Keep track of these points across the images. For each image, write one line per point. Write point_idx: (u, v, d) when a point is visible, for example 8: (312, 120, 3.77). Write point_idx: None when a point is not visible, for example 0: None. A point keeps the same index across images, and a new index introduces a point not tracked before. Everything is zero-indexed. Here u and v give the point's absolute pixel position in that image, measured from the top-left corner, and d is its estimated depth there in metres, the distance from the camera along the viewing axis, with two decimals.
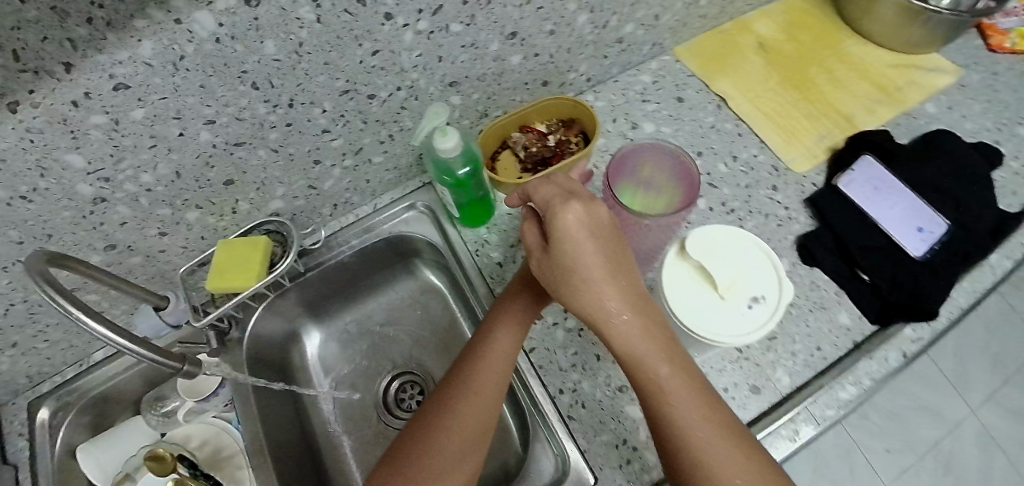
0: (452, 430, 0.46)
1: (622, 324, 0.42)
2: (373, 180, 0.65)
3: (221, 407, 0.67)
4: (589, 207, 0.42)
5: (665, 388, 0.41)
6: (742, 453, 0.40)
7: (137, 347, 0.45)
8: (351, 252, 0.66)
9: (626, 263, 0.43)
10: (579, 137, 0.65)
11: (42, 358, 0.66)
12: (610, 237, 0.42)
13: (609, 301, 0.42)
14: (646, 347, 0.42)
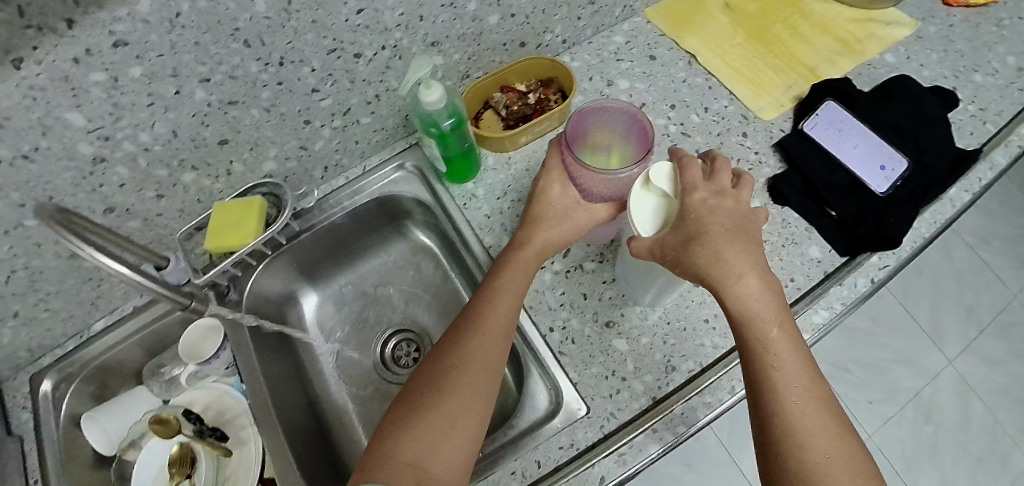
0: (463, 385, 0.47)
1: (743, 291, 0.44)
2: (361, 141, 0.67)
3: (223, 372, 0.67)
4: (718, 200, 0.49)
5: (779, 356, 0.42)
6: (840, 433, 0.40)
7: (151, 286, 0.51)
8: (344, 213, 0.67)
9: (748, 245, 0.47)
10: (557, 95, 0.68)
11: (43, 328, 0.66)
12: (732, 228, 0.48)
13: (724, 265, 0.45)
14: (764, 313, 0.44)
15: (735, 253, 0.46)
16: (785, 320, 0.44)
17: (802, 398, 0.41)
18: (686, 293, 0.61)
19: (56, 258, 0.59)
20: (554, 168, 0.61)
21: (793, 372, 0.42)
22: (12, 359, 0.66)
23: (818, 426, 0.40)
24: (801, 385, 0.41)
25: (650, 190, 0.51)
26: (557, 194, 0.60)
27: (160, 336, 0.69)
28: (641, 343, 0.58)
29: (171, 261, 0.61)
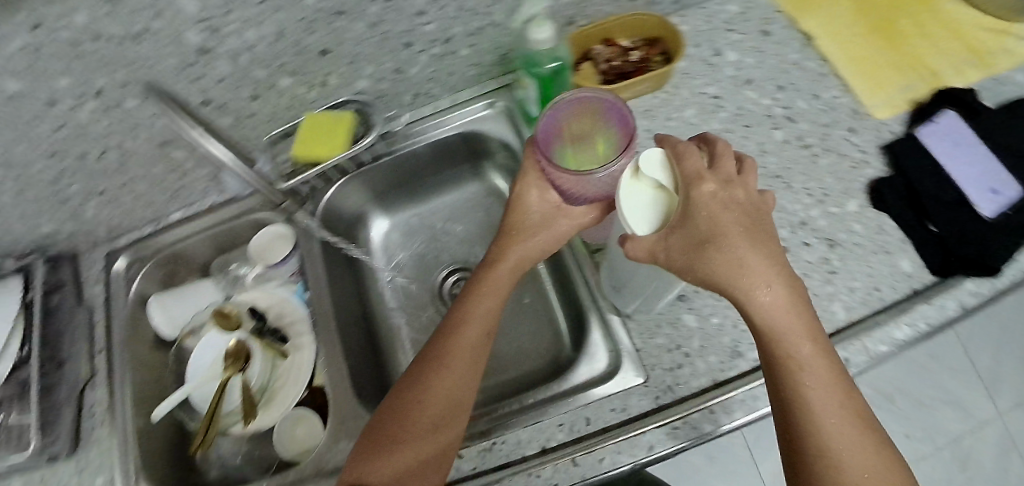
0: (431, 406, 0.46)
1: (768, 307, 0.38)
2: (455, 73, 0.63)
3: (286, 278, 0.70)
4: (727, 189, 0.41)
5: (813, 385, 0.37)
6: (879, 453, 0.36)
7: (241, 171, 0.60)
8: (424, 143, 0.67)
9: (769, 243, 0.39)
10: (661, 57, 0.64)
11: (125, 209, 0.68)
12: (752, 223, 0.40)
13: (749, 278, 0.38)
14: (791, 327, 0.38)
15: (758, 259, 0.38)
16: (813, 330, 0.38)
17: (840, 431, 0.36)
18: None
19: (147, 144, 0.60)
20: (530, 174, 0.54)
21: (830, 402, 0.36)
22: (91, 234, 0.70)
23: (855, 457, 0.35)
24: (835, 406, 0.36)
25: (642, 180, 0.41)
26: (535, 203, 0.55)
27: (229, 236, 0.71)
28: (711, 322, 0.56)
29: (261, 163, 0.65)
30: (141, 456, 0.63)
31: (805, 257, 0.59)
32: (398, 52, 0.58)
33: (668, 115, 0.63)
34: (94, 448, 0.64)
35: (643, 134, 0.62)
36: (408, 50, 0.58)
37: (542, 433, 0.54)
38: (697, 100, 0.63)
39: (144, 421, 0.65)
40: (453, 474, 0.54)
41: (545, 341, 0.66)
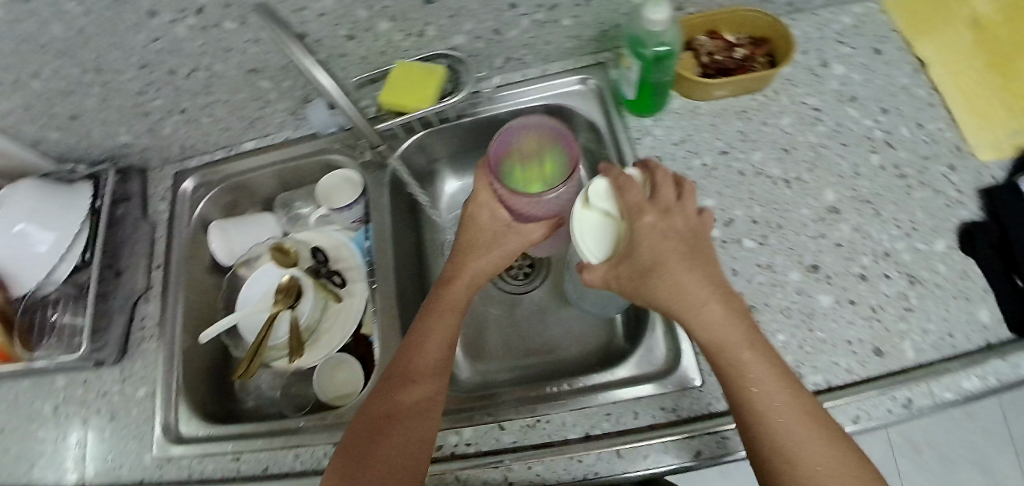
0: (404, 407, 0.48)
1: (705, 323, 0.42)
2: (553, 43, 0.62)
3: (347, 224, 0.70)
4: (666, 216, 0.46)
5: (752, 396, 0.40)
6: (834, 447, 0.38)
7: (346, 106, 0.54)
8: (508, 109, 0.65)
9: (705, 265, 0.45)
10: (766, 58, 0.62)
11: (201, 132, 0.69)
12: (689, 245, 0.45)
13: (689, 299, 0.43)
14: (731, 338, 0.42)
15: (693, 278, 0.43)
16: (746, 337, 0.42)
17: (795, 440, 0.38)
18: (834, 309, 0.55)
19: (236, 70, 0.59)
20: (481, 194, 0.59)
21: (773, 408, 0.39)
22: (165, 151, 0.71)
23: (813, 451, 0.37)
24: (783, 405, 0.39)
25: (590, 209, 0.50)
26: (485, 220, 0.59)
27: (296, 174, 0.72)
28: (777, 339, 0.54)
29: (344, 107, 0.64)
30: (185, 374, 0.65)
31: (882, 290, 0.56)
32: (500, 13, 0.56)
33: (764, 119, 0.60)
34: (141, 358, 0.66)
35: (736, 136, 0.60)
36: (511, 13, 0.56)
37: (586, 419, 0.54)
38: (795, 109, 0.61)
39: (190, 341, 0.67)
40: (493, 442, 0.54)
41: (599, 330, 0.64)
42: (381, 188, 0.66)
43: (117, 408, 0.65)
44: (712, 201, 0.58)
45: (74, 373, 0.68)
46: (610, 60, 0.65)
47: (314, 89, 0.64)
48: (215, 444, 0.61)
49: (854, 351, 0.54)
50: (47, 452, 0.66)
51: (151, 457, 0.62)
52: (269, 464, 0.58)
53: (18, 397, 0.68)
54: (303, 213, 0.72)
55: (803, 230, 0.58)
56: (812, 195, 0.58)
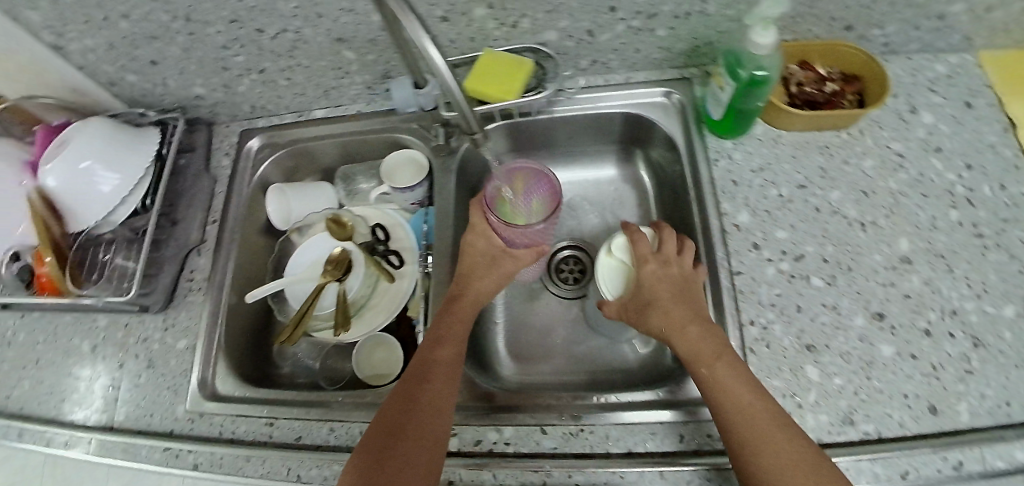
0: (427, 395, 0.50)
1: (688, 344, 0.49)
2: (641, 53, 0.61)
3: (406, 204, 0.71)
4: (663, 260, 0.55)
5: (729, 409, 0.45)
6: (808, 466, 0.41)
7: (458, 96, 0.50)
8: (587, 112, 0.65)
9: (694, 302, 0.52)
10: (855, 97, 0.60)
11: (274, 94, 0.69)
12: (680, 284, 0.54)
13: (678, 328, 0.50)
14: (710, 358, 0.48)
15: (678, 309, 0.51)
16: (722, 356, 0.48)
17: (767, 447, 0.42)
18: (895, 360, 0.53)
19: (323, 37, 0.59)
20: (478, 226, 0.60)
21: (746, 416, 0.44)
22: (236, 108, 0.72)
23: (784, 463, 0.41)
24: (759, 423, 0.43)
25: (611, 258, 0.58)
26: (483, 245, 0.60)
27: (360, 147, 0.72)
28: (833, 382, 0.53)
29: (430, 86, 0.62)
30: (227, 329, 0.66)
31: (944, 348, 0.53)
32: (599, 15, 0.55)
33: (845, 158, 0.60)
34: (186, 309, 0.66)
35: (816, 172, 0.59)
36: (610, 16, 0.55)
37: (631, 436, 0.53)
38: (878, 152, 0.60)
39: (234, 298, 0.67)
40: (532, 446, 0.53)
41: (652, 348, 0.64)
42: (447, 171, 0.66)
43: (155, 356, 0.65)
44: (785, 233, 0.57)
45: (117, 314, 0.68)
46: (697, 76, 0.64)
47: (394, 66, 0.63)
48: (247, 407, 0.61)
49: (909, 406, 0.51)
50: (80, 389, 0.66)
51: (183, 409, 0.62)
52: (302, 434, 0.58)
53: (58, 331, 0.69)
54: (360, 189, 0.73)
55: (869, 275, 0.56)
56: (885, 242, 0.57)
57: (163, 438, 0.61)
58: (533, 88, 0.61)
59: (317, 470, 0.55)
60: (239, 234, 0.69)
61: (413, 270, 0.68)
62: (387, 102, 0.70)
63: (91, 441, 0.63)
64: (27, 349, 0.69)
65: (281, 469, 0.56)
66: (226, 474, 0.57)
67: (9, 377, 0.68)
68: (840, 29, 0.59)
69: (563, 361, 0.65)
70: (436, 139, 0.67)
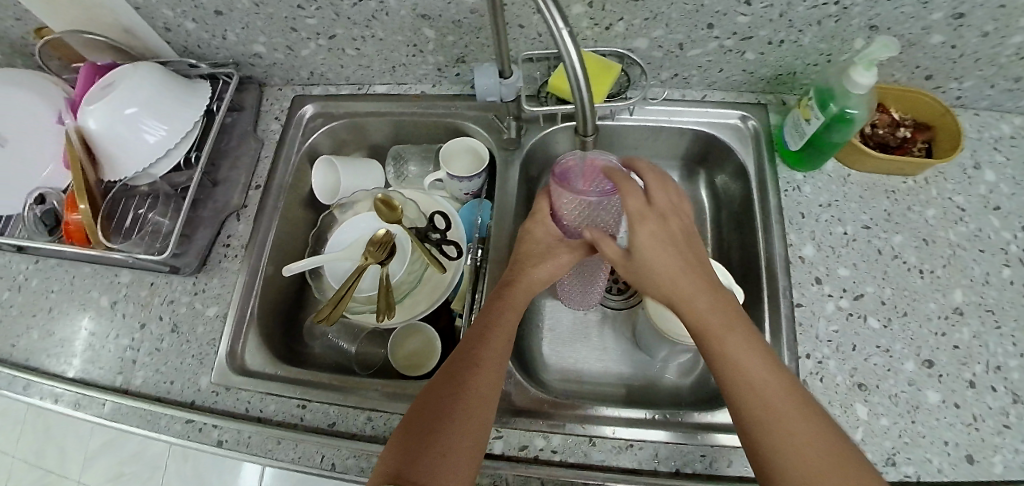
0: (471, 387, 0.47)
1: (697, 317, 0.45)
2: (724, 73, 0.62)
3: (459, 194, 0.68)
4: (661, 215, 0.48)
5: (743, 389, 0.42)
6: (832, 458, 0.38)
7: (586, 106, 0.41)
8: (660, 125, 0.65)
9: (699, 265, 0.47)
10: (923, 146, 0.60)
11: (337, 63, 0.67)
12: (678, 238, 0.48)
13: (687, 297, 0.46)
14: (722, 331, 0.44)
15: (682, 268, 0.47)
16: (733, 326, 0.44)
17: (783, 428, 0.40)
18: (941, 411, 0.52)
19: (408, 11, 0.56)
20: (539, 212, 0.57)
21: (758, 395, 0.41)
22: (294, 73, 0.70)
23: (802, 450, 0.39)
24: (778, 407, 0.40)
25: None
26: (535, 232, 0.56)
27: (416, 129, 0.71)
28: (879, 423, 0.51)
29: (514, 76, 0.58)
30: (261, 303, 0.63)
31: (985, 400, 0.52)
32: (695, 30, 0.55)
33: (910, 204, 0.60)
34: (220, 275, 0.64)
35: (881, 215, 0.60)
36: (705, 32, 0.55)
37: (681, 456, 0.52)
38: (940, 203, 0.60)
39: (271, 267, 0.65)
40: (580, 456, 0.53)
41: (697, 372, 0.64)
42: (508, 164, 0.65)
43: (181, 320, 0.62)
44: (848, 271, 0.58)
45: (142, 272, 0.65)
46: (772, 103, 0.64)
47: (471, 51, 0.62)
48: (277, 386, 0.58)
49: (946, 452, 0.50)
50: (94, 346, 0.63)
51: (208, 381, 0.59)
52: (337, 420, 0.56)
53: (76, 281, 0.66)
54: (410, 171, 0.72)
55: (924, 323, 0.55)
56: (941, 290, 0.57)
57: (183, 408, 0.58)
58: (613, 94, 0.60)
59: (354, 460, 0.53)
60: (284, 203, 0.67)
61: (461, 262, 0.65)
62: (455, 87, 0.69)
63: (104, 403, 0.59)
64: (39, 296, 0.66)
65: (315, 455, 0.54)
66: (251, 454, 0.55)
67: (18, 322, 0.65)
68: (921, 78, 0.59)
69: (602, 371, 0.66)
70: (507, 132, 0.65)
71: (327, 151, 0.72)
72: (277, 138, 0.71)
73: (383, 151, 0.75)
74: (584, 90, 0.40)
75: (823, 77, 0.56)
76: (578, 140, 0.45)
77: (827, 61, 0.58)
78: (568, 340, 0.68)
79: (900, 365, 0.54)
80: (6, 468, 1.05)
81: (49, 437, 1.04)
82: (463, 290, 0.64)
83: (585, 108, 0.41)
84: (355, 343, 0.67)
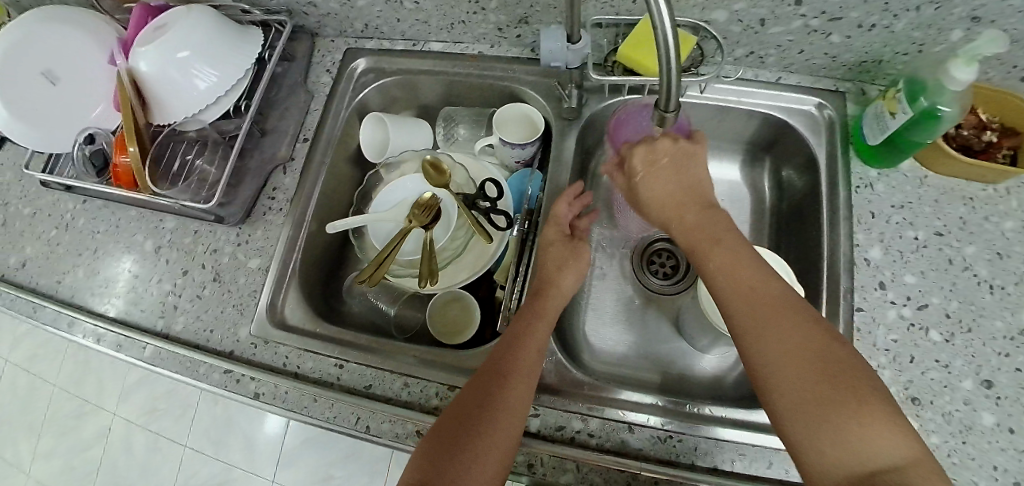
0: (502, 401, 0.46)
1: (686, 227, 0.47)
2: (803, 55, 0.59)
3: (509, 161, 0.68)
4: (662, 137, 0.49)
5: (735, 304, 0.41)
6: (814, 365, 0.37)
7: (671, 75, 0.38)
8: (729, 105, 0.63)
9: (697, 189, 0.48)
10: (1010, 153, 0.54)
11: (394, 16, 0.66)
12: (673, 164, 0.48)
13: (678, 218, 0.48)
14: (706, 240, 0.45)
15: (675, 189, 0.48)
16: (721, 238, 0.45)
17: (780, 340, 0.38)
18: (996, 435, 0.49)
19: None
20: (557, 217, 0.60)
21: (747, 300, 0.41)
22: (348, 23, 0.70)
23: (780, 353, 0.38)
24: (759, 310, 0.40)
25: None
26: (553, 239, 0.59)
27: (469, 90, 0.71)
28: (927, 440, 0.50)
29: (582, 42, 0.56)
30: (303, 258, 0.63)
31: None
32: (781, 5, 0.52)
33: (987, 214, 0.56)
34: (263, 228, 0.64)
35: (956, 222, 0.57)
36: (792, 8, 0.52)
37: (719, 452, 0.51)
38: (1023, 215, 0.56)
39: (316, 221, 0.66)
40: (617, 442, 0.52)
41: (739, 368, 0.63)
42: (564, 134, 0.64)
43: (223, 270, 0.63)
44: (913, 278, 0.55)
45: (186, 219, 0.65)
46: (851, 92, 0.61)
47: (537, 12, 0.60)
48: (315, 343, 0.58)
49: (994, 477, 0.48)
50: (137, 288, 0.63)
51: (247, 333, 0.59)
52: (373, 383, 0.56)
53: (122, 223, 0.67)
54: (457, 133, 0.73)
55: (986, 340, 0.53)
56: (1010, 309, 0.53)
57: (222, 358, 0.58)
58: (686, 68, 0.60)
59: (389, 425, 0.53)
60: (330, 159, 0.67)
61: (507, 233, 0.65)
62: (511, 50, 0.68)
63: (145, 347, 0.60)
64: (85, 237, 0.67)
65: (349, 416, 0.54)
66: (286, 408, 0.55)
67: (63, 260, 0.66)
68: (1017, 79, 0.53)
69: (640, 357, 0.65)
70: (568, 100, 0.63)
71: (376, 108, 0.73)
72: (327, 91, 0.71)
73: (431, 111, 0.76)
74: (672, 61, 0.37)
75: (915, 69, 0.52)
76: (657, 115, 0.42)
77: (918, 51, 0.54)
78: (606, 322, 0.67)
79: (956, 381, 0.51)
80: (43, 396, 1.09)
81: (87, 367, 1.08)
82: (507, 260, 0.65)
83: (672, 80, 0.38)
84: (394, 305, 0.67)
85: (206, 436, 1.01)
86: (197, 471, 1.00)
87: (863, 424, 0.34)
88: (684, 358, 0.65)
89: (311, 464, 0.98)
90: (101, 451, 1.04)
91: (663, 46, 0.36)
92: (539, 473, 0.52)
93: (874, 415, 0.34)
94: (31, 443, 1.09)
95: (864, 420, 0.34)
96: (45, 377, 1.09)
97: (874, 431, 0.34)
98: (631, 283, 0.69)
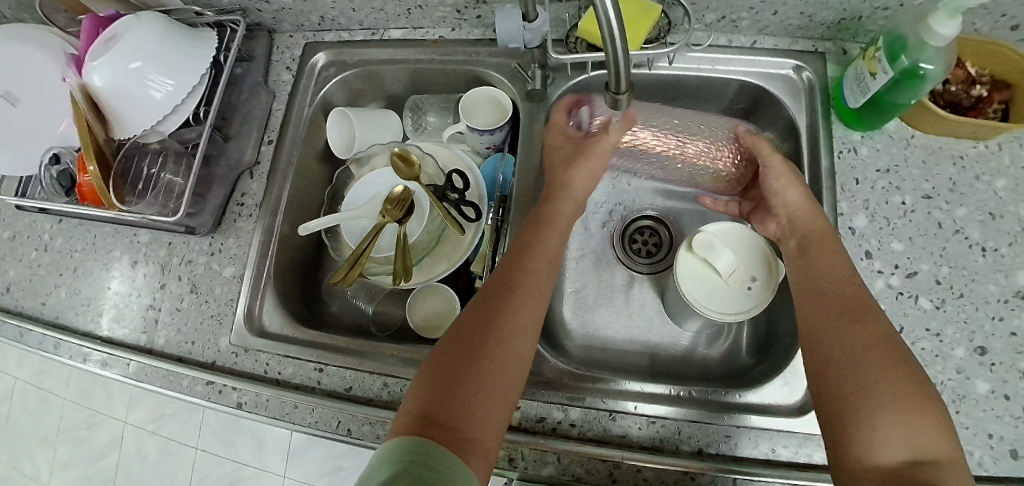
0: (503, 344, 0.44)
1: (809, 224, 0.50)
2: (778, 16, 0.55)
3: (480, 148, 0.67)
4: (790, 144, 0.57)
5: (826, 290, 0.45)
6: (899, 363, 0.39)
7: (617, 53, 0.35)
8: (702, 75, 0.60)
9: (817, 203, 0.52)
10: (1001, 106, 0.51)
11: (349, 6, 0.64)
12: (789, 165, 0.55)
13: (798, 219, 0.51)
14: (822, 236, 0.49)
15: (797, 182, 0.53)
16: (835, 248, 0.48)
17: (871, 337, 0.41)
18: (990, 403, 0.47)
19: None
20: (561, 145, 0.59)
21: (854, 294, 0.44)
22: (304, 18, 0.67)
23: (871, 344, 0.40)
24: (860, 305, 0.43)
25: (693, 254, 0.54)
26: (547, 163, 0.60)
27: (434, 78, 0.68)
28: None
29: (541, 19, 0.52)
30: (277, 263, 0.63)
31: None
32: None
33: (978, 172, 0.53)
34: (235, 235, 0.64)
35: (945, 183, 0.54)
36: None
37: (703, 435, 0.51)
38: (1015, 172, 0.53)
39: (288, 224, 0.65)
40: (599, 431, 0.52)
41: (726, 345, 0.62)
42: (533, 117, 0.63)
43: (200, 281, 0.63)
44: (901, 245, 0.53)
45: (160, 232, 0.65)
46: (831, 52, 0.58)
47: None
48: (295, 348, 0.58)
49: (989, 445, 0.46)
50: (118, 305, 0.64)
51: (227, 342, 0.60)
52: (353, 385, 0.56)
53: (98, 241, 0.67)
54: (427, 123, 0.71)
55: (979, 304, 0.50)
56: (1003, 271, 0.51)
57: (204, 370, 0.59)
58: (653, 41, 0.56)
59: (369, 427, 0.54)
60: (297, 159, 0.66)
61: (481, 224, 0.64)
62: (475, 33, 0.65)
63: (129, 363, 0.60)
64: (64, 256, 0.67)
65: (331, 420, 0.54)
66: (269, 416, 0.56)
67: (45, 281, 0.67)
68: (1006, 27, 0.49)
69: (626, 339, 0.64)
70: (532, 83, 0.62)
71: (341, 103, 0.71)
72: (289, 89, 0.69)
73: (399, 101, 0.74)
74: (618, 42, 0.34)
75: (896, 22, 0.49)
76: (610, 98, 0.40)
77: (900, 4, 0.50)
78: (589, 306, 0.66)
79: (949, 349, 0.49)
80: (56, 409, 1.12)
81: (94, 379, 1.11)
82: (484, 250, 0.64)
83: (619, 59, 0.36)
84: (374, 303, 0.67)
85: (215, 438, 1.04)
86: (211, 471, 1.03)
87: (923, 419, 0.36)
88: (669, 338, 0.64)
89: (318, 458, 1.00)
90: (117, 457, 1.08)
91: (608, 26, 0.33)
92: (521, 467, 0.52)
93: (933, 416, 0.37)
94: (50, 454, 1.13)
95: (924, 415, 0.37)
96: (56, 391, 1.13)
97: (931, 435, 0.36)
98: (612, 264, 0.68)
